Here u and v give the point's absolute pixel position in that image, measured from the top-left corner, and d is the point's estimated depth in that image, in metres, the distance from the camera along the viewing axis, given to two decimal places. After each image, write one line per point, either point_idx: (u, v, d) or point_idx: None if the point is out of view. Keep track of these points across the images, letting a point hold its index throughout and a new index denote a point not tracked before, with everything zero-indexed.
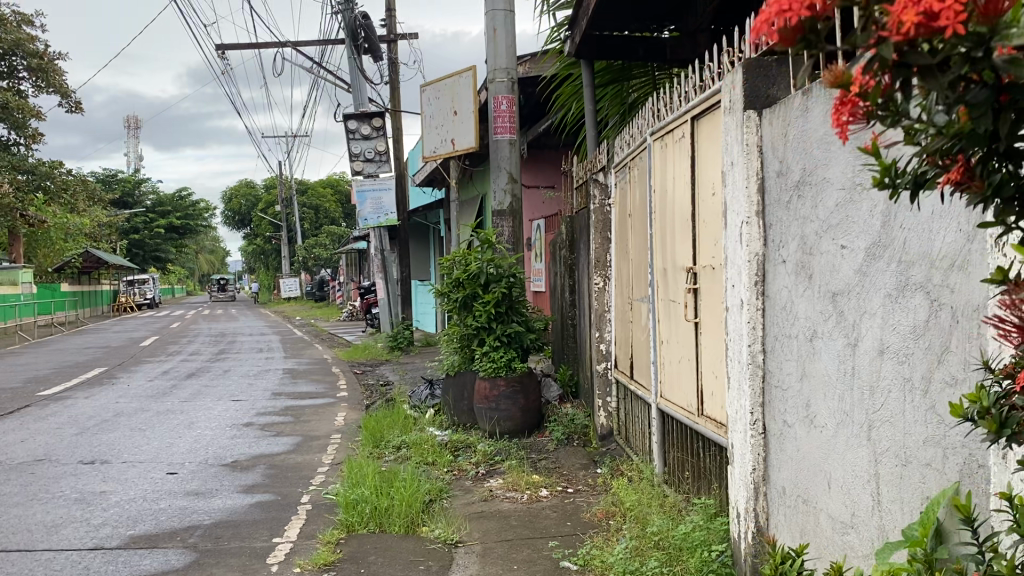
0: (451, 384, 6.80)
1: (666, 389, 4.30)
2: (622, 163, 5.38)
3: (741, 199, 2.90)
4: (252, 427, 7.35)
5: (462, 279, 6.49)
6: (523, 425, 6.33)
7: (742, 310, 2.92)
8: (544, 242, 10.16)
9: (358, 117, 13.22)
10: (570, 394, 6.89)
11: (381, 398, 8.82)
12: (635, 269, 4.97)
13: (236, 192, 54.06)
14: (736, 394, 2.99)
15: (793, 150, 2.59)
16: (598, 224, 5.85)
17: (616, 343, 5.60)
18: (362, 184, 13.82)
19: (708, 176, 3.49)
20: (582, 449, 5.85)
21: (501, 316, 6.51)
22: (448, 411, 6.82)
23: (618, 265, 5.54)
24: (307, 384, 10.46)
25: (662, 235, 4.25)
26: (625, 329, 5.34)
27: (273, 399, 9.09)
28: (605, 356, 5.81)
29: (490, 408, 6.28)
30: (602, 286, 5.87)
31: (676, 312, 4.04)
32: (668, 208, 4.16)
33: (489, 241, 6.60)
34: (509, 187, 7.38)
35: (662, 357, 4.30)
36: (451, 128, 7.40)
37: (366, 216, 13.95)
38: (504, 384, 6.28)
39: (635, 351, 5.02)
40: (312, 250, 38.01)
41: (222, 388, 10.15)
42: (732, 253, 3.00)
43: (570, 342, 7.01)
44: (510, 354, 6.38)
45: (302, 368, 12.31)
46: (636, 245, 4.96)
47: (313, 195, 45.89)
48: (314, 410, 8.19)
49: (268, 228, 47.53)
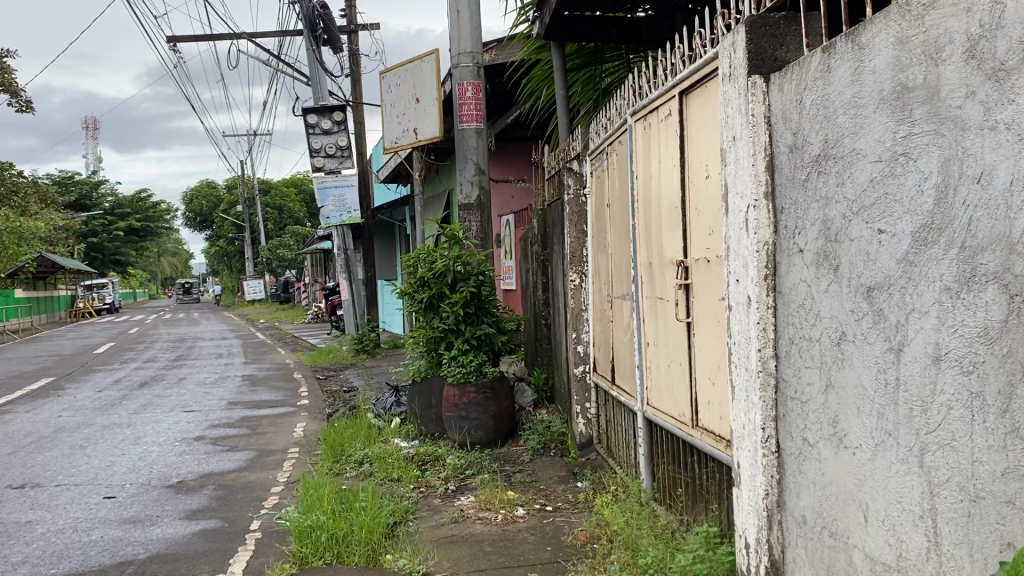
0: (417, 392, 6.35)
1: (653, 395, 3.90)
2: (599, 150, 4.98)
3: (747, 179, 2.48)
4: (204, 441, 6.84)
5: (427, 278, 6.04)
6: (496, 434, 5.90)
7: (748, 308, 2.51)
8: (514, 237, 9.79)
9: (317, 111, 12.68)
10: (545, 400, 6.46)
11: (344, 406, 8.33)
12: (616, 264, 4.57)
13: (198, 193, 53.02)
14: (742, 407, 2.58)
15: (812, 119, 2.18)
16: (572, 217, 5.43)
17: (595, 345, 5.20)
18: (324, 181, 13.27)
19: (703, 157, 3.11)
20: (559, 459, 5.43)
21: (469, 316, 6.09)
22: (415, 420, 6.38)
23: (597, 260, 5.14)
24: (267, 391, 9.92)
25: (647, 225, 3.86)
26: (604, 330, 4.95)
27: (229, 409, 8.56)
28: (583, 359, 5.40)
29: (459, 417, 5.84)
30: (579, 283, 5.45)
31: (665, 311, 3.65)
32: (652, 196, 3.77)
33: (455, 237, 6.16)
34: (476, 179, 6.93)
35: (649, 361, 3.90)
36: (413, 117, 6.94)
37: (329, 214, 13.49)
38: (474, 390, 5.85)
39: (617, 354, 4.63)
40: (276, 251, 37.24)
41: (175, 397, 9.59)
42: (735, 243, 2.59)
43: (544, 343, 6.59)
44: (481, 358, 5.96)
45: (262, 375, 11.76)
46: (615, 238, 4.56)
47: (276, 195, 45.06)
48: (271, 421, 7.68)
49: (231, 230, 46.61)
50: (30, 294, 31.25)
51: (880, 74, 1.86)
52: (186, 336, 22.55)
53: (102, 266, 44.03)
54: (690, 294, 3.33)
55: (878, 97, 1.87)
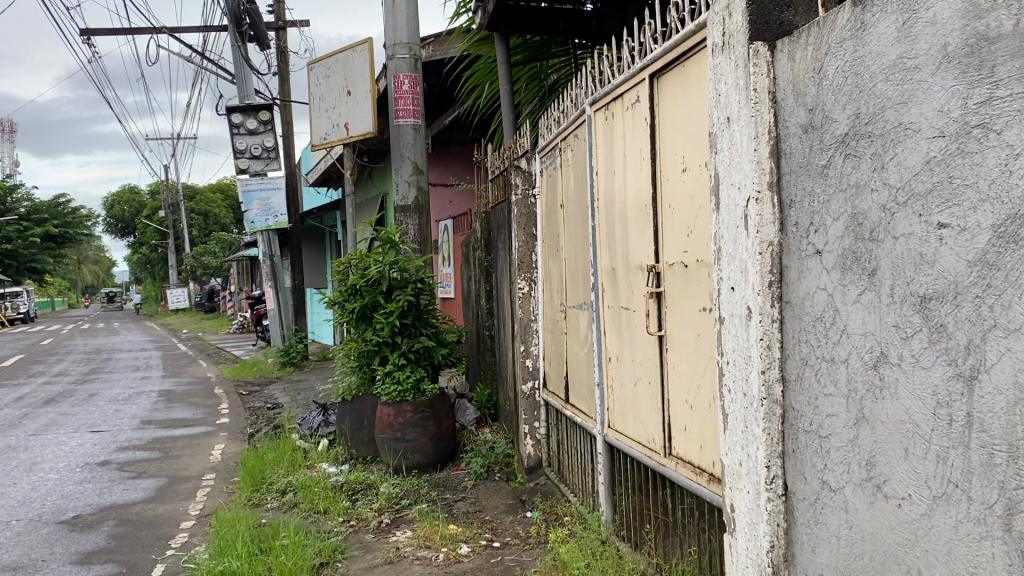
0: (347, 411, 5.83)
1: (614, 417, 3.47)
2: (551, 145, 4.55)
3: (746, 167, 2.06)
4: (109, 466, 6.15)
5: (360, 286, 5.53)
6: (435, 456, 5.42)
7: (744, 322, 2.09)
8: (453, 244, 9.35)
9: (242, 110, 11.99)
10: (488, 418, 5.99)
11: (269, 425, 7.70)
12: (572, 270, 4.14)
13: (119, 198, 51.06)
14: (737, 439, 2.15)
15: (838, 90, 1.78)
16: (520, 218, 4.99)
17: (547, 358, 4.77)
18: (248, 185, 12.66)
19: (683, 146, 2.72)
20: (504, 485, 4.98)
21: (407, 329, 5.60)
22: (346, 442, 5.85)
23: (548, 265, 4.72)
24: (185, 409, 9.19)
25: (608, 224, 3.45)
26: (557, 342, 4.52)
27: (140, 428, 7.82)
28: (532, 374, 4.96)
29: (394, 439, 5.34)
30: (528, 291, 5.00)
31: (631, 323, 3.24)
32: (616, 193, 3.35)
33: (391, 241, 5.67)
34: (413, 179, 6.43)
35: (610, 378, 3.48)
36: (344, 111, 6.42)
37: (254, 218, 12.85)
38: (411, 410, 5.36)
39: (571, 369, 4.21)
40: (201, 258, 35.89)
41: (82, 416, 8.79)
42: (728, 243, 2.16)
43: (487, 357, 6.13)
44: (419, 374, 5.48)
45: (181, 390, 10.98)
46: (571, 241, 4.15)
47: (202, 201, 43.62)
48: (187, 443, 7.00)
49: (154, 236, 44.92)
50: None
51: (942, 27, 1.47)
52: (101, 348, 21.29)
53: (15, 273, 41.83)
54: (663, 302, 2.93)
55: (939, 54, 1.48)
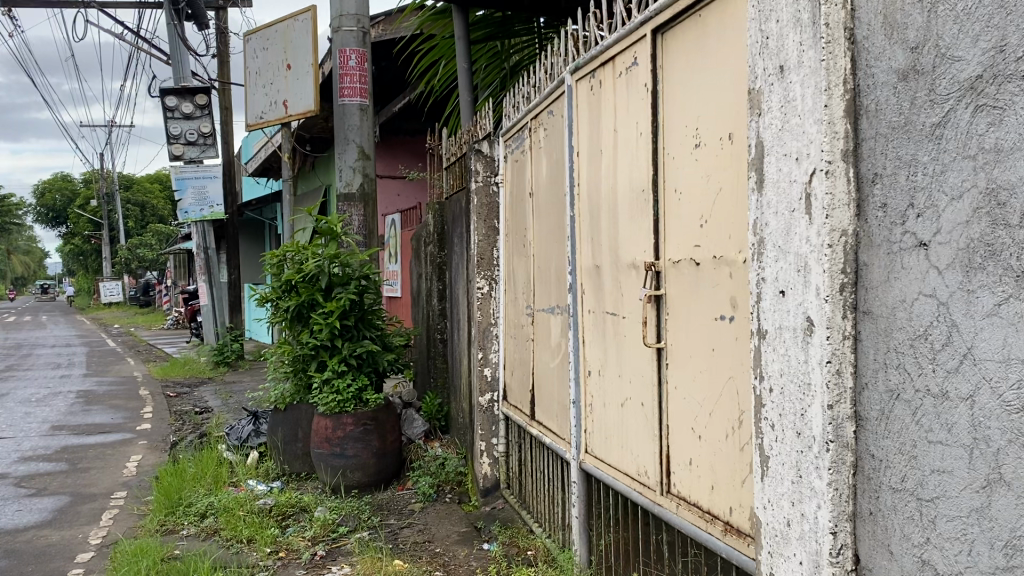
0: (279, 421, 5.21)
1: (594, 442, 2.95)
2: (518, 125, 4.01)
3: (808, 132, 1.55)
4: (4, 480, 5.38)
5: (295, 282, 4.91)
6: (378, 475, 4.84)
7: (798, 337, 1.58)
8: (402, 240, 8.78)
9: (177, 93, 11.15)
10: (439, 431, 5.42)
11: (195, 433, 7.00)
12: (541, 268, 3.61)
13: (51, 186, 49.03)
14: (784, 493, 1.64)
15: (964, 17, 1.27)
16: (478, 209, 4.43)
17: (509, 367, 4.24)
18: (182, 171, 11.84)
19: (697, 113, 2.21)
20: (455, 509, 4.43)
21: (348, 331, 5.00)
22: (277, 456, 5.23)
23: (513, 262, 4.18)
24: (103, 412, 8.37)
25: (591, 213, 2.93)
26: (522, 348, 3.98)
27: (48, 435, 7.00)
28: (490, 386, 4.41)
29: (331, 456, 4.74)
30: (487, 292, 4.43)
31: (618, 331, 2.73)
32: (602, 176, 2.83)
33: (332, 232, 5.06)
34: (359, 165, 5.83)
35: (590, 397, 2.96)
36: (283, 88, 5.80)
37: (188, 208, 12.00)
38: (352, 423, 4.77)
39: (538, 381, 3.68)
40: (136, 250, 34.41)
41: None
42: (775, 233, 1.65)
43: (438, 363, 5.56)
44: (361, 382, 4.90)
45: (102, 391, 10.11)
46: (541, 234, 3.62)
47: (139, 191, 42.07)
48: (99, 453, 6.23)
49: (87, 226, 43.17)
50: None
51: None
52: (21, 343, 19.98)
53: None
54: (663, 306, 2.42)
55: None
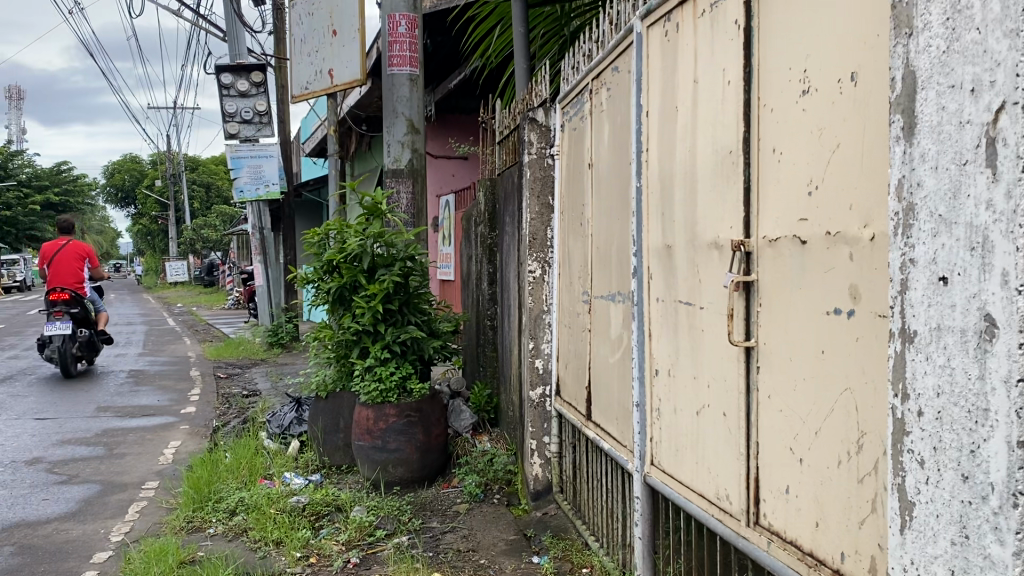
0: (319, 410, 4.88)
1: (661, 453, 2.52)
2: (575, 89, 3.57)
3: (990, 51, 1.10)
4: (37, 465, 5.16)
5: (337, 262, 4.54)
6: (422, 472, 4.45)
7: (968, 344, 1.13)
8: (454, 221, 8.44)
9: (233, 70, 10.94)
10: (488, 423, 5.02)
11: (238, 419, 6.74)
12: (601, 250, 3.17)
13: (122, 167, 50.18)
14: (941, 556, 1.20)
15: None
16: (530, 184, 3.98)
17: (563, 359, 3.81)
18: (237, 150, 11.58)
19: (807, 51, 1.75)
20: (504, 513, 4.04)
21: (392, 316, 4.62)
22: (316, 447, 4.89)
23: (569, 242, 3.74)
24: (151, 394, 8.21)
25: (663, 182, 2.48)
26: (577, 340, 3.55)
27: (91, 417, 6.83)
28: (542, 379, 4.00)
29: (373, 449, 4.39)
30: (540, 275, 4.00)
31: (694, 324, 2.29)
32: (677, 138, 2.38)
33: (376, 207, 4.66)
34: (408, 139, 5.44)
35: (657, 401, 2.53)
36: (328, 56, 5.45)
37: (243, 186, 11.83)
38: (395, 414, 4.40)
39: (595, 378, 3.25)
40: (201, 231, 34.84)
41: (34, 398, 7.81)
42: (931, 198, 1.20)
43: (488, 351, 5.15)
44: (405, 371, 4.52)
45: (154, 371, 10.00)
46: (601, 210, 3.17)
47: (205, 173, 42.68)
48: (138, 438, 6.00)
49: (154, 207, 44.02)
50: None
51: None
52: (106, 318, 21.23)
53: (14, 239, 40.94)
54: (754, 295, 1.98)
55: None
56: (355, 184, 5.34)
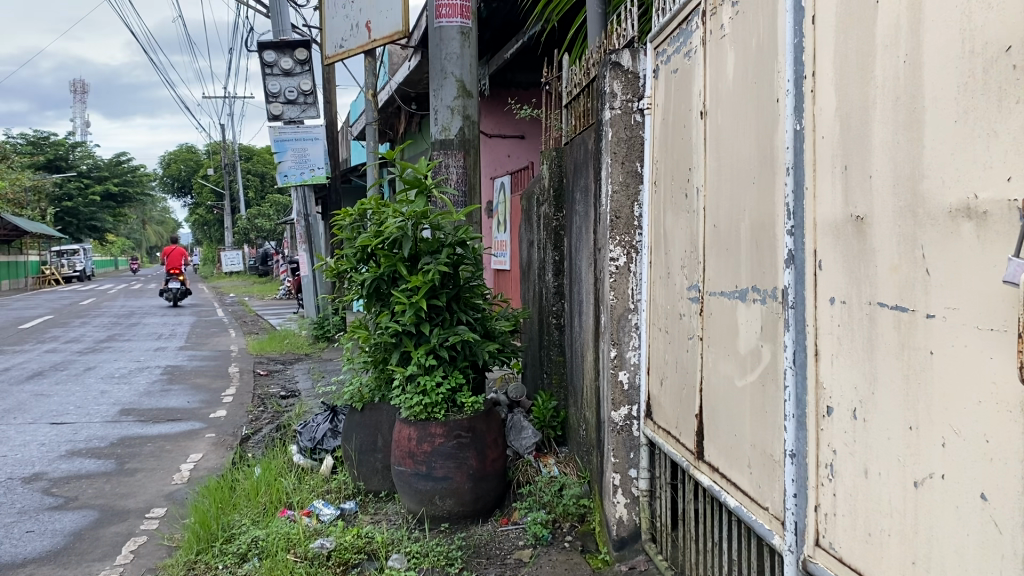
0: (354, 426, 4.10)
1: (838, 530, 1.67)
2: (678, 16, 2.69)
3: None
4: (33, 484, 4.49)
5: (372, 248, 3.73)
6: (475, 505, 3.64)
7: None
8: (511, 206, 7.69)
9: (276, 47, 10.25)
10: (554, 442, 4.19)
11: (271, 426, 6.03)
12: (724, 229, 2.30)
13: (179, 158, 50.60)
14: None
15: None
16: (612, 147, 3.12)
17: (656, 372, 2.97)
18: (281, 132, 10.90)
19: None
20: (578, 563, 3.21)
21: (438, 315, 3.79)
22: (353, 469, 4.12)
23: (666, 220, 2.88)
24: (183, 394, 7.57)
25: (846, 119, 1.61)
26: (679, 348, 2.70)
27: (112, 422, 6.19)
28: (628, 395, 3.14)
29: (416, 477, 3.60)
30: (625, 265, 3.13)
31: (910, 338, 1.43)
32: (875, 45, 1.51)
33: (421, 181, 3.83)
34: (458, 104, 4.62)
35: (832, 450, 1.68)
36: (365, 6, 4.68)
37: (287, 170, 11.13)
38: (442, 434, 3.59)
39: (709, 400, 2.42)
40: (255, 220, 34.66)
41: (57, 398, 7.23)
42: None
43: (553, 355, 4.31)
44: (455, 381, 3.70)
45: (191, 367, 9.39)
46: (722, 176, 2.30)
47: (258, 163, 42.66)
48: (156, 449, 5.33)
49: (209, 197, 44.21)
50: None
51: None
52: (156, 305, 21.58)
53: (74, 230, 41.40)
54: None
55: None
56: (399, 153, 4.20)
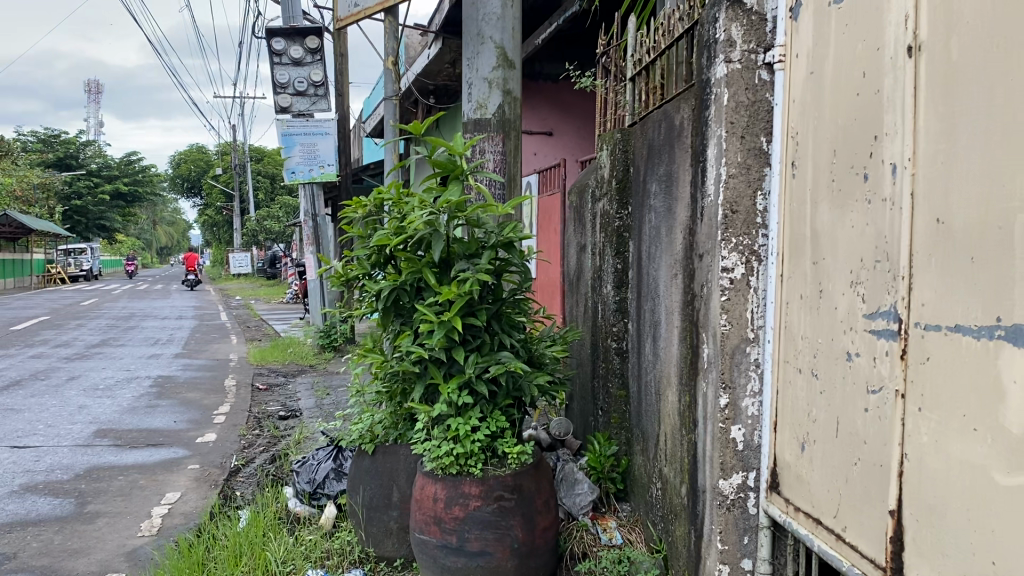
0: (362, 475, 3.24)
1: None
2: None
3: None
4: None
5: (392, 249, 2.89)
6: None
7: None
8: (542, 207, 6.84)
9: (285, 35, 9.37)
10: (614, 498, 3.34)
11: (265, 455, 5.17)
12: (965, 225, 1.45)
13: (190, 157, 49.99)
14: None
15: None
16: (729, 115, 2.26)
17: (792, 430, 2.12)
18: (289, 125, 9.98)
19: None
20: None
21: (474, 338, 2.93)
22: (359, 529, 3.26)
23: (813, 216, 2.03)
24: (170, 410, 6.71)
25: None
26: (848, 402, 1.85)
27: (83, 446, 5.34)
28: (743, 458, 2.28)
29: (444, 550, 2.73)
30: (741, 279, 2.26)
31: None
32: None
33: (455, 165, 2.97)
34: (497, 76, 3.75)
35: None
36: None
37: (296, 167, 10.31)
38: (479, 495, 2.73)
39: (918, 492, 1.57)
40: (264, 221, 33.89)
41: (27, 414, 6.37)
42: None
43: (612, 389, 3.46)
44: (497, 424, 2.85)
45: (184, 379, 8.53)
46: (962, 141, 1.47)
47: (269, 163, 41.95)
48: (127, 484, 4.47)
49: (220, 198, 43.51)
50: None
51: None
52: (160, 306, 20.78)
53: (83, 228, 40.70)
54: None
55: None
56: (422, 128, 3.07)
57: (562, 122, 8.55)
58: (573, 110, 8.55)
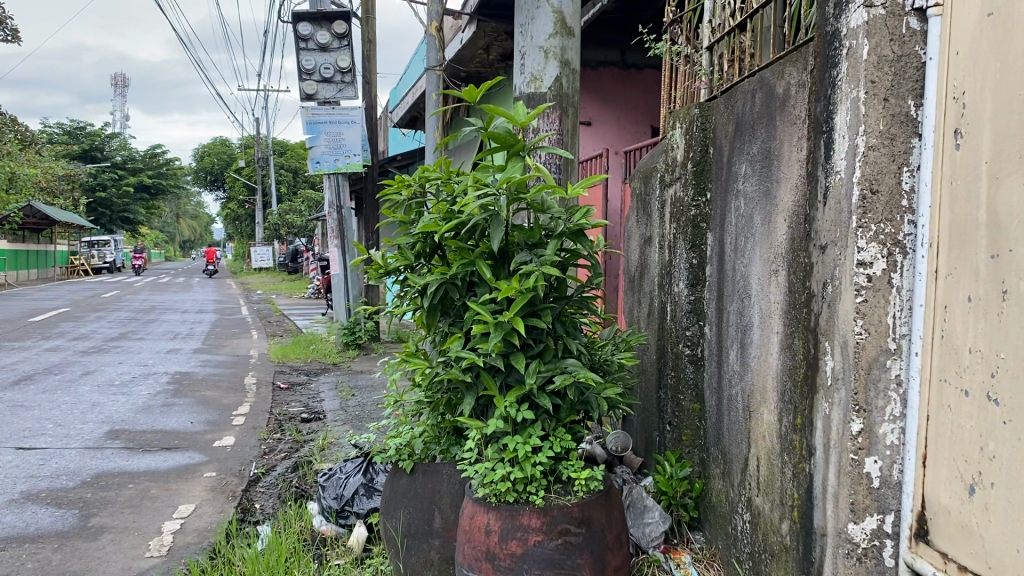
0: (400, 497, 2.82)
1: None
2: None
3: None
4: None
5: (441, 236, 2.47)
6: None
7: None
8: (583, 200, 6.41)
9: (312, 19, 9.08)
10: (686, 527, 2.92)
11: (287, 462, 4.79)
12: None
13: (213, 151, 49.93)
14: None
15: None
16: (870, 72, 1.83)
17: (950, 466, 1.69)
18: (314, 114, 9.49)
19: None
20: None
21: (535, 343, 2.51)
22: (395, 558, 2.84)
23: (990, 195, 1.59)
24: (187, 410, 6.35)
25: None
26: None
27: (93, 449, 4.98)
28: (878, 497, 1.84)
29: None
30: (880, 279, 1.84)
31: None
32: None
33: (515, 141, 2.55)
34: (554, 45, 3.34)
35: None
36: None
37: (321, 157, 9.74)
38: (540, 527, 2.30)
39: None
40: (287, 216, 33.62)
41: (37, 412, 6.03)
42: None
43: (684, 402, 3.03)
44: (560, 444, 2.44)
45: (203, 376, 8.18)
46: None
47: (293, 158, 41.73)
48: (138, 493, 4.10)
49: (243, 192, 43.34)
50: (16, 244, 27.95)
51: None
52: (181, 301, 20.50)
53: (107, 221, 40.67)
54: None
55: None
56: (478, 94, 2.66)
57: (600, 112, 8.10)
58: (610, 99, 8.09)
